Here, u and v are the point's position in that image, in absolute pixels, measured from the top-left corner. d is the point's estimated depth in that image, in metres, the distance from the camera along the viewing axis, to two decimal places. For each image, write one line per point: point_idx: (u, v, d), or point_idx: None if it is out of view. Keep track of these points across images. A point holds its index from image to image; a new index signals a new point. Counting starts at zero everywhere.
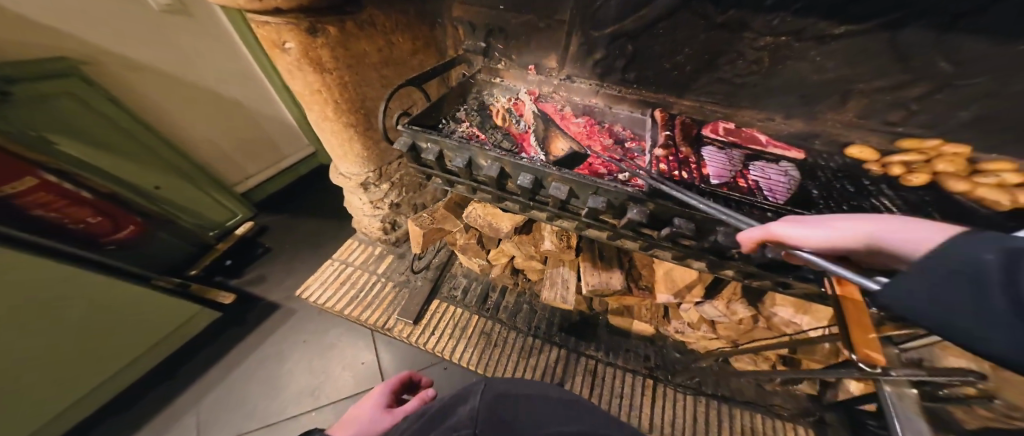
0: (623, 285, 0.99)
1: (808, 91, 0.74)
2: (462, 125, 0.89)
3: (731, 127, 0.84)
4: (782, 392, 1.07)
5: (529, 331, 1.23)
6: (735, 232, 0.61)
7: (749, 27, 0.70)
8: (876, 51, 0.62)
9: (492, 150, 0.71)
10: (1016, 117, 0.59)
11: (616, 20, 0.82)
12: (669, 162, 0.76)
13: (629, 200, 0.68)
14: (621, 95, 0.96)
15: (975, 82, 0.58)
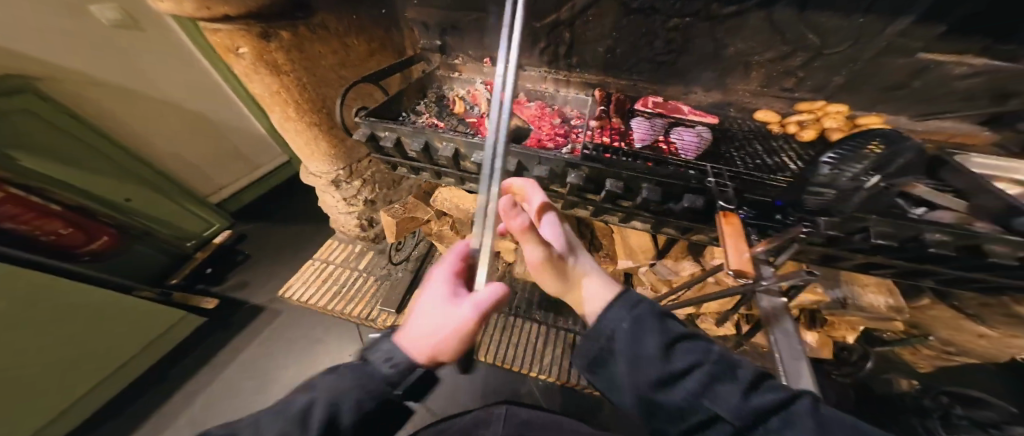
0: None
1: (717, 65, 0.84)
2: (423, 117, 0.95)
3: (660, 100, 0.93)
4: None
5: (510, 313, 1.47)
6: (656, 187, 0.69)
7: (659, 11, 0.79)
8: (759, 26, 0.72)
9: (448, 132, 0.79)
10: (876, 78, 0.70)
11: (552, 10, 0.89)
12: (609, 134, 0.84)
13: (568, 167, 0.78)
14: (567, 79, 1.04)
15: (838, 50, 0.68)
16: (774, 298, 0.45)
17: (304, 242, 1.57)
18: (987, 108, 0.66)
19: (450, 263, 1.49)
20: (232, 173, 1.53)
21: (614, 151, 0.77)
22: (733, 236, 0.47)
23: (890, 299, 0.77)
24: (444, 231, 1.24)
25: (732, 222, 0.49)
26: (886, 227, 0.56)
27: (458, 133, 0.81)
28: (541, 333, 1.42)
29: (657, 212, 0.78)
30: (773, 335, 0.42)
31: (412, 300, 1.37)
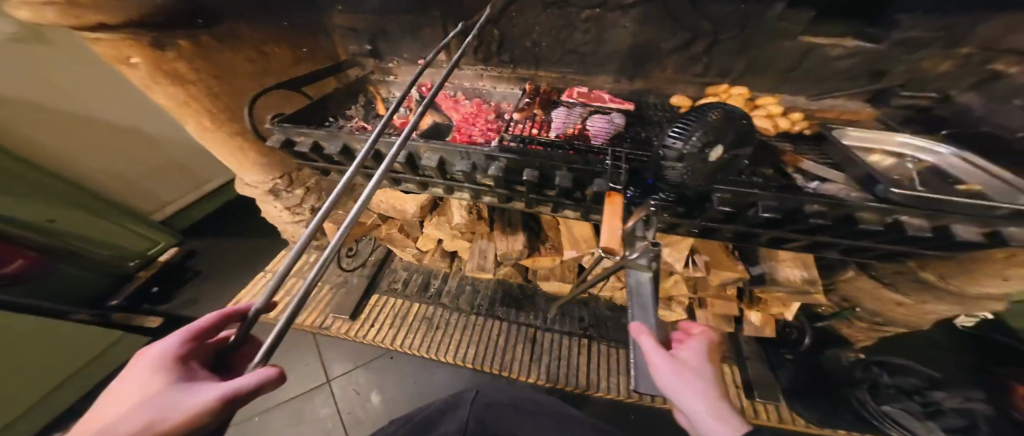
0: (526, 245, 1.12)
1: (635, 55, 0.86)
2: (350, 120, 0.93)
3: (584, 91, 0.94)
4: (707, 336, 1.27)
5: (473, 311, 1.41)
6: (568, 173, 0.70)
7: (569, 4, 0.81)
8: (656, 15, 0.76)
9: (362, 133, 0.76)
10: (777, 62, 0.76)
11: (475, 7, 0.89)
12: (530, 125, 0.87)
13: (489, 160, 0.77)
14: (502, 76, 1.04)
15: (730, 35, 0.74)
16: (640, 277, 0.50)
17: (261, 254, 1.54)
18: (866, 86, 0.75)
19: (412, 267, 1.52)
20: (175, 190, 1.49)
21: (530, 140, 0.77)
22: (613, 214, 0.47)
23: (807, 271, 0.82)
24: (392, 235, 1.25)
25: (614, 202, 0.49)
26: (771, 199, 0.58)
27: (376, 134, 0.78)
28: (501, 329, 1.37)
29: (575, 197, 0.81)
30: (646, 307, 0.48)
31: (371, 306, 1.39)
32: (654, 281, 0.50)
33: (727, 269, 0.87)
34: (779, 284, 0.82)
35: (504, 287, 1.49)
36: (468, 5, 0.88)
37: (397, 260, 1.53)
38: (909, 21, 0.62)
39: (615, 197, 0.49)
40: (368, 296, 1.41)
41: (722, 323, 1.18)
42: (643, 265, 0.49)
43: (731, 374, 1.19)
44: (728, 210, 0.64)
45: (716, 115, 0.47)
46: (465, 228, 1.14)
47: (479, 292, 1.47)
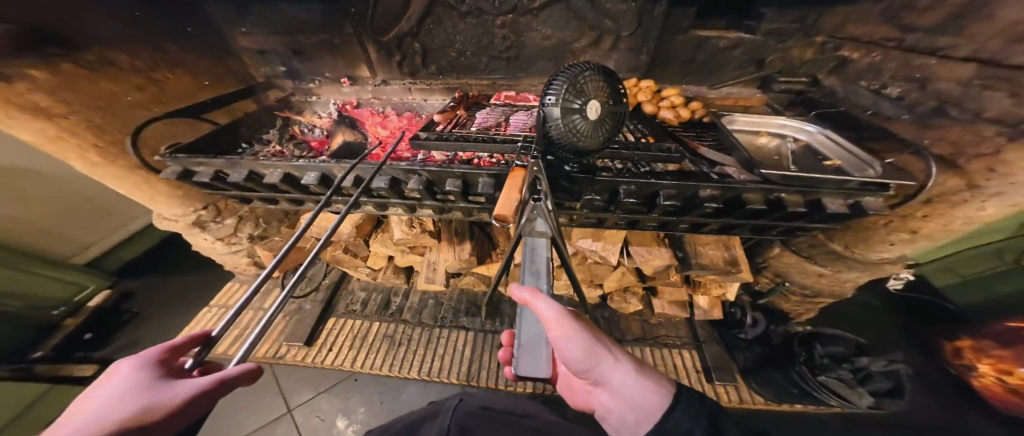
0: (473, 253, 1.18)
1: (548, 55, 1.12)
2: (267, 145, 1.07)
3: (512, 94, 1.20)
4: (665, 324, 1.36)
5: (436, 324, 1.38)
6: (491, 179, 0.76)
7: (485, 12, 1.02)
8: (564, 17, 1.02)
9: (266, 159, 0.82)
10: (673, 57, 1.11)
11: (393, 23, 1.07)
12: (448, 121, 1.00)
13: (410, 173, 0.79)
14: (432, 87, 1.25)
15: (630, 32, 1.03)
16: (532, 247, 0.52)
17: (195, 290, 1.53)
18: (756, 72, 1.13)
19: (371, 286, 1.51)
20: (97, 230, 1.43)
21: (445, 141, 0.82)
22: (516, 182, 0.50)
23: (732, 249, 1.04)
24: (338, 256, 1.23)
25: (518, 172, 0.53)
26: (671, 189, 0.75)
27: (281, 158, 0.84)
28: (470, 340, 1.35)
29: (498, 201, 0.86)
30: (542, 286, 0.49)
31: (329, 327, 1.36)
32: (550, 246, 0.52)
33: (657, 258, 1.02)
34: (703, 266, 0.99)
35: (468, 297, 1.48)
36: (386, 24, 1.07)
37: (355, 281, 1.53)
38: (770, 15, 0.99)
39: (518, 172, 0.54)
40: (326, 320, 1.38)
41: (676, 308, 1.32)
42: (541, 229, 0.51)
43: (692, 363, 1.25)
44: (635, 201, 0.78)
45: (585, 69, 0.66)
46: (410, 243, 1.18)
47: (443, 303, 1.46)
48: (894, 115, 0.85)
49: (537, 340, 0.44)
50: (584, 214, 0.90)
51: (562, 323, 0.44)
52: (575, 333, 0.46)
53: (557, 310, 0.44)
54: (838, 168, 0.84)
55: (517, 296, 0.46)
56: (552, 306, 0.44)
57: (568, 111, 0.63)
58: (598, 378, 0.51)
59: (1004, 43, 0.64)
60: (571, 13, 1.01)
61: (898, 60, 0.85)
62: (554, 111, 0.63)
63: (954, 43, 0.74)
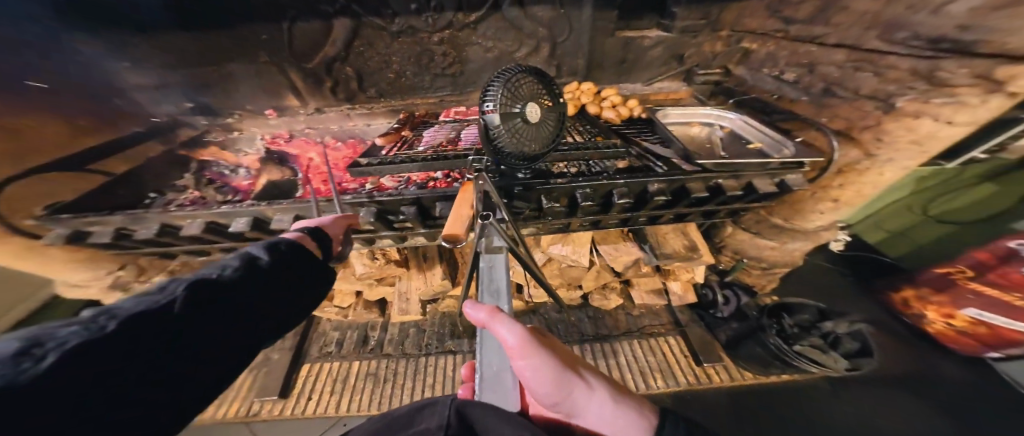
0: (445, 277, 1.20)
1: (495, 66, 1.28)
2: (186, 192, 1.09)
3: (460, 110, 1.31)
4: (647, 315, 1.42)
5: (422, 352, 1.34)
6: (449, 202, 0.86)
7: (420, 30, 1.15)
8: (503, 29, 1.17)
9: (179, 210, 0.87)
10: (610, 58, 1.30)
11: (317, 51, 1.16)
12: (394, 144, 1.03)
13: (363, 205, 0.84)
14: (373, 111, 1.36)
15: (566, 38, 1.22)
16: (493, 256, 0.56)
17: None
18: (679, 67, 1.36)
19: (348, 324, 1.46)
20: None
21: (392, 164, 0.80)
22: (467, 201, 0.58)
23: (694, 234, 1.11)
24: None
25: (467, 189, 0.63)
26: (624, 187, 0.81)
27: (198, 208, 0.89)
28: (459, 363, 1.31)
29: None
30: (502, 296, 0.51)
31: (303, 376, 1.28)
32: (507, 257, 0.55)
33: (624, 254, 1.09)
34: (667, 257, 1.04)
35: (451, 319, 1.45)
36: (307, 50, 1.16)
37: (324, 321, 1.46)
38: (681, 13, 1.19)
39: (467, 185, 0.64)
40: (299, 368, 1.30)
41: (654, 298, 1.41)
42: (497, 244, 0.55)
43: (679, 348, 1.31)
44: (592, 203, 0.82)
45: (520, 72, 0.70)
46: (375, 276, 1.17)
47: (426, 331, 1.42)
48: (796, 98, 1.10)
49: (500, 367, 0.47)
50: (551, 222, 0.92)
51: (526, 351, 0.42)
52: (543, 361, 0.43)
53: (519, 336, 0.41)
54: (760, 150, 0.99)
55: (475, 318, 0.44)
56: (515, 330, 0.42)
57: (510, 116, 0.65)
58: (573, 405, 0.48)
59: (861, 32, 0.91)
60: (507, 23, 1.16)
61: (788, 49, 1.11)
62: (494, 118, 0.65)
63: (826, 32, 1.00)
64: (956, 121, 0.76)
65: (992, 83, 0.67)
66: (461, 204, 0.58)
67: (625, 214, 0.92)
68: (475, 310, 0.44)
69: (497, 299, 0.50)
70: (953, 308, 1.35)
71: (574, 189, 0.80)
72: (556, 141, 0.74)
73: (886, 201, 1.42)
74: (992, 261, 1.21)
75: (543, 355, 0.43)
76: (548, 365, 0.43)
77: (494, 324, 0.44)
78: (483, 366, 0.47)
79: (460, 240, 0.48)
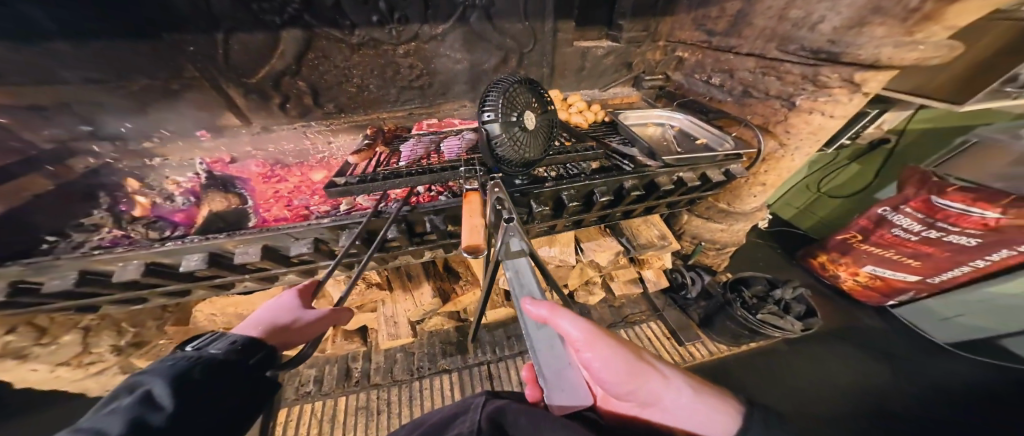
0: (434, 295, 1.16)
1: (462, 77, 1.35)
2: (102, 232, 0.92)
3: (431, 123, 1.37)
4: (627, 303, 1.62)
5: (415, 376, 1.31)
6: (438, 216, 0.85)
7: (383, 42, 1.15)
8: (469, 41, 1.24)
9: (106, 253, 0.73)
10: (568, 66, 1.44)
11: (261, 65, 1.09)
12: (367, 160, 0.98)
13: (342, 228, 0.82)
14: (334, 127, 1.33)
15: (530, 49, 1.33)
16: (518, 264, 0.54)
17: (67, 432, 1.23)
18: (628, 74, 1.55)
19: (325, 359, 1.37)
20: None
21: (375, 182, 0.75)
22: (473, 209, 0.54)
23: (664, 224, 1.23)
24: None
25: (469, 200, 0.57)
26: (602, 186, 0.88)
27: (132, 247, 0.76)
28: (457, 381, 1.31)
29: (451, 233, 0.94)
30: (538, 294, 0.50)
31: (280, 423, 1.18)
32: (529, 262, 0.54)
33: (607, 249, 1.14)
34: (643, 247, 1.15)
35: (442, 337, 1.45)
36: (248, 65, 1.08)
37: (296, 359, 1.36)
38: (626, 25, 1.37)
39: (471, 196, 0.58)
40: (274, 414, 1.20)
41: (631, 286, 1.52)
42: (516, 249, 0.53)
43: (661, 330, 1.53)
44: (578, 203, 0.88)
45: (514, 82, 0.73)
46: (356, 302, 1.13)
47: (416, 353, 1.40)
48: (723, 98, 1.30)
49: (560, 365, 0.42)
50: (540, 224, 0.94)
51: (587, 340, 0.46)
52: (603, 350, 0.47)
53: (582, 328, 0.45)
54: (705, 144, 1.14)
55: (536, 315, 0.45)
56: (578, 323, 0.45)
57: (508, 124, 0.68)
58: (650, 393, 0.50)
59: (764, 41, 1.12)
60: (473, 35, 1.22)
61: (712, 57, 1.34)
62: (495, 128, 0.67)
63: (739, 43, 1.21)
64: (836, 115, 0.97)
65: (852, 86, 0.89)
66: (467, 214, 0.53)
67: (605, 212, 1.00)
68: (536, 306, 0.45)
69: (533, 297, 0.48)
70: (855, 267, 1.70)
71: (561, 190, 0.84)
72: (546, 148, 0.78)
73: (802, 176, 2.00)
74: (870, 226, 1.56)
75: (603, 345, 0.47)
76: (609, 353, 0.48)
77: (554, 319, 0.45)
78: (543, 367, 0.42)
79: (481, 249, 0.48)
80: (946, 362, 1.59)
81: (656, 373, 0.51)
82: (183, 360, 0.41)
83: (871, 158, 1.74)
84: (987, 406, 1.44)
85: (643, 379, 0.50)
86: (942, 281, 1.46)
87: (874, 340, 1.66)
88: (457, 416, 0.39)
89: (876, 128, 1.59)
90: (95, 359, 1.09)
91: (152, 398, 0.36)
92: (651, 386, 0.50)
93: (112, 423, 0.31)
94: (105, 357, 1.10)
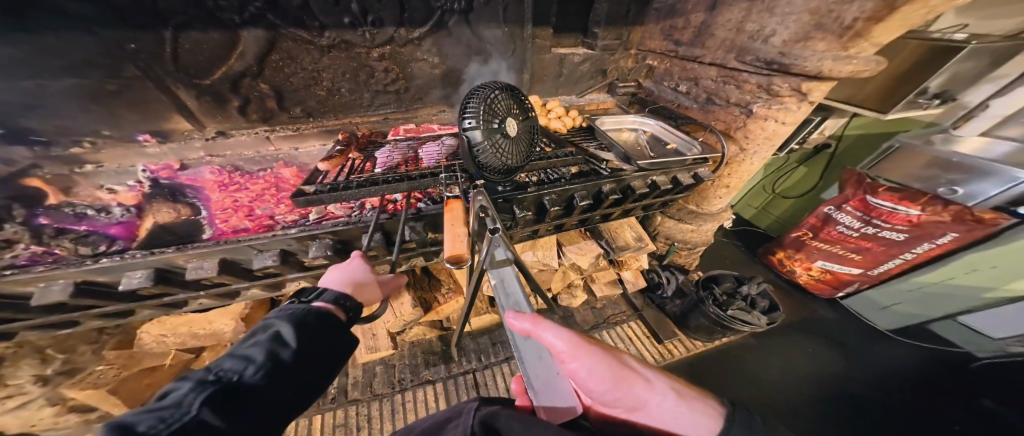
0: (415, 304, 1.12)
1: (440, 82, 1.33)
2: (18, 249, 0.80)
3: (408, 127, 1.32)
4: (608, 303, 1.66)
5: (396, 389, 1.25)
6: (416, 224, 0.83)
7: (355, 44, 1.11)
8: (446, 46, 1.23)
9: (20, 273, 0.62)
10: (546, 72, 1.48)
11: (219, 64, 1.00)
12: (339, 167, 0.94)
13: (312, 239, 0.77)
14: (303, 132, 1.26)
15: (507, 55, 1.35)
16: (502, 275, 0.54)
17: None
18: (603, 80, 1.62)
19: None
20: None
21: (348, 190, 0.72)
22: (456, 218, 0.53)
23: (641, 227, 1.27)
24: None
25: (451, 209, 0.56)
26: (581, 190, 0.90)
27: (57, 265, 0.66)
28: (441, 391, 1.26)
29: (431, 241, 0.92)
30: (523, 304, 0.50)
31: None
32: (515, 272, 0.53)
33: (587, 251, 1.18)
34: (622, 249, 1.18)
35: (424, 347, 1.40)
36: (202, 65, 0.99)
37: None
38: (600, 34, 1.43)
39: (453, 205, 0.57)
40: None
41: (611, 287, 1.59)
42: (501, 257, 0.53)
43: (641, 329, 1.58)
44: (559, 207, 0.90)
45: (495, 89, 0.73)
46: None
47: (398, 365, 1.33)
48: (689, 105, 1.38)
49: (548, 374, 0.44)
50: (523, 229, 0.94)
51: (570, 350, 0.46)
52: (586, 359, 0.48)
53: (563, 338, 0.45)
54: (676, 149, 1.21)
55: (519, 328, 0.46)
56: (559, 333, 0.45)
57: (490, 131, 0.68)
58: (634, 399, 0.51)
59: (723, 53, 1.21)
60: (450, 40, 1.22)
61: (678, 66, 1.43)
62: (477, 135, 0.67)
63: (702, 53, 1.30)
64: (787, 121, 1.07)
65: (800, 94, 1.00)
66: (448, 223, 0.52)
67: (585, 215, 1.02)
68: (518, 319, 0.45)
69: (518, 309, 0.49)
70: (808, 262, 1.86)
71: (542, 194, 0.85)
72: (527, 153, 0.79)
73: (759, 179, 2.18)
74: (818, 223, 1.72)
75: (585, 354, 0.48)
76: (591, 361, 0.49)
77: (537, 331, 0.46)
78: (531, 375, 0.44)
79: (464, 259, 0.47)
80: (887, 346, 1.77)
81: (637, 377, 0.52)
82: (297, 308, 0.51)
83: (817, 161, 1.94)
84: (922, 388, 1.60)
85: (628, 384, 0.51)
86: (880, 273, 1.63)
87: (826, 329, 1.83)
88: (448, 421, 0.37)
89: (820, 133, 1.77)
90: (11, 394, 0.93)
91: (282, 337, 0.47)
92: (637, 390, 0.51)
93: (257, 352, 0.44)
94: (27, 388, 0.94)
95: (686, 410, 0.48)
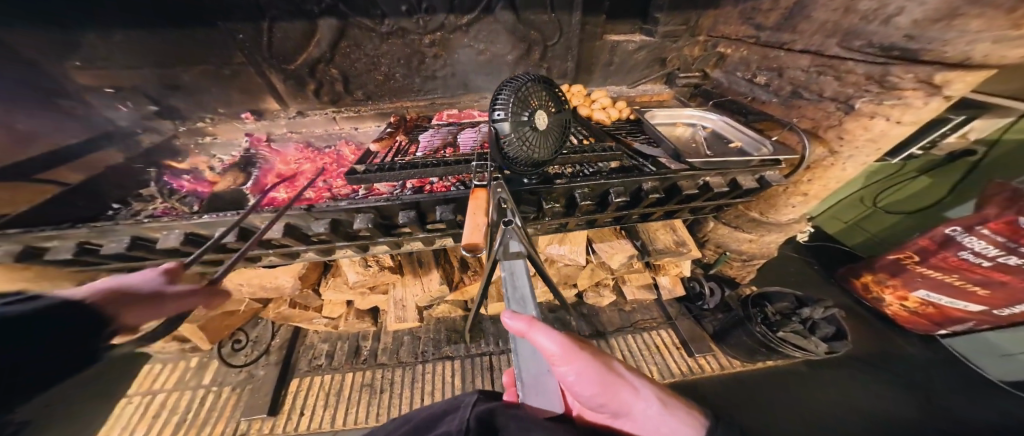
0: (442, 282, 1.21)
1: (488, 69, 1.34)
2: (155, 202, 1.05)
3: (453, 113, 1.36)
4: (637, 309, 1.58)
5: (419, 359, 1.39)
6: (447, 207, 0.87)
7: (411, 32, 1.16)
8: (497, 31, 1.21)
9: (153, 222, 0.83)
10: (597, 61, 1.38)
11: (301, 51, 1.14)
12: (387, 148, 1.02)
13: (359, 211, 0.87)
14: (362, 114, 1.38)
15: (558, 42, 1.28)
16: (515, 264, 0.55)
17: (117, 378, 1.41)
18: (661, 70, 1.47)
19: (338, 336, 1.49)
20: None
21: (391, 171, 0.79)
22: (480, 202, 0.55)
23: (683, 230, 1.17)
24: (287, 312, 1.30)
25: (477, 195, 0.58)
26: (619, 186, 0.85)
27: (175, 218, 0.86)
28: (458, 368, 1.36)
29: (460, 223, 0.97)
30: (525, 295, 0.52)
31: (292, 392, 1.30)
32: (527, 264, 0.56)
33: (620, 250, 1.13)
34: (659, 252, 1.11)
35: (448, 324, 1.52)
36: (288, 53, 1.14)
37: (312, 333, 1.50)
38: (661, 20, 1.28)
39: (478, 191, 0.58)
40: (287, 382, 1.33)
41: (644, 292, 1.50)
42: (515, 250, 0.55)
43: (671, 339, 1.48)
44: (593, 202, 0.87)
45: (529, 80, 0.72)
46: (370, 282, 1.19)
47: (422, 338, 1.47)
48: (767, 99, 1.20)
49: (537, 372, 0.47)
50: (552, 221, 0.94)
51: (563, 354, 0.46)
52: (578, 363, 0.47)
53: (559, 343, 0.45)
54: (740, 148, 1.06)
55: (514, 327, 0.45)
56: (553, 338, 0.45)
57: (519, 124, 0.67)
58: (622, 405, 0.52)
59: (822, 38, 1.00)
60: (499, 26, 1.20)
61: (758, 54, 1.23)
62: (505, 127, 0.67)
63: (792, 39, 1.09)
64: (903, 121, 0.85)
65: (929, 87, 0.78)
66: (474, 207, 0.54)
67: (620, 212, 0.97)
68: (514, 320, 0.45)
69: (522, 306, 0.50)
70: (905, 290, 1.54)
71: (576, 187, 0.83)
72: (559, 145, 0.77)
73: (854, 190, 1.82)
74: (932, 247, 1.38)
75: (578, 358, 0.47)
76: (585, 366, 0.48)
77: (531, 333, 0.46)
78: (523, 372, 0.47)
79: (480, 248, 0.49)
80: (1002, 404, 1.41)
81: (628, 386, 0.52)
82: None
83: (946, 171, 1.52)
84: None
85: (619, 392, 0.51)
86: (1011, 315, 1.28)
87: (916, 376, 1.50)
88: (447, 413, 0.42)
89: (961, 137, 1.35)
90: None
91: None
92: (625, 397, 0.51)
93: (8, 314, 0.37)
94: None
95: (669, 418, 0.50)
